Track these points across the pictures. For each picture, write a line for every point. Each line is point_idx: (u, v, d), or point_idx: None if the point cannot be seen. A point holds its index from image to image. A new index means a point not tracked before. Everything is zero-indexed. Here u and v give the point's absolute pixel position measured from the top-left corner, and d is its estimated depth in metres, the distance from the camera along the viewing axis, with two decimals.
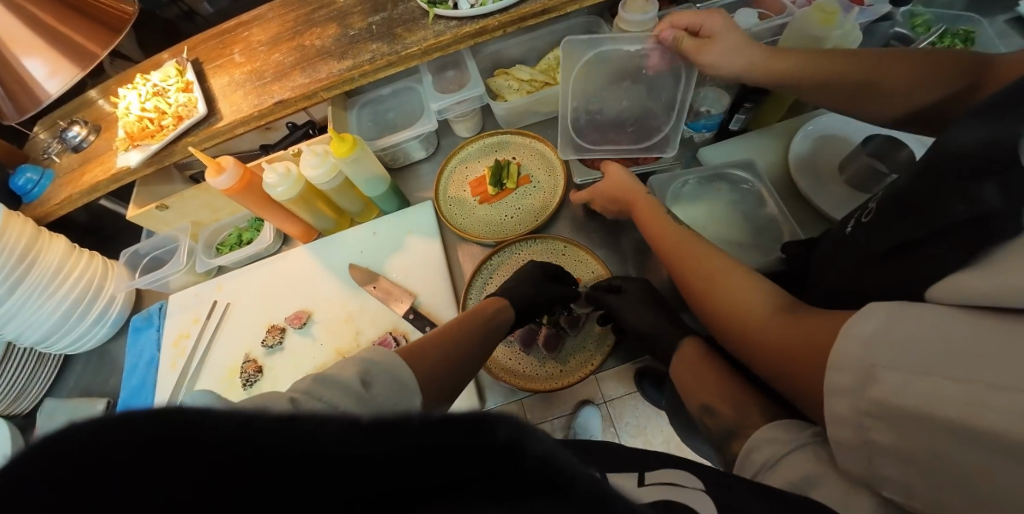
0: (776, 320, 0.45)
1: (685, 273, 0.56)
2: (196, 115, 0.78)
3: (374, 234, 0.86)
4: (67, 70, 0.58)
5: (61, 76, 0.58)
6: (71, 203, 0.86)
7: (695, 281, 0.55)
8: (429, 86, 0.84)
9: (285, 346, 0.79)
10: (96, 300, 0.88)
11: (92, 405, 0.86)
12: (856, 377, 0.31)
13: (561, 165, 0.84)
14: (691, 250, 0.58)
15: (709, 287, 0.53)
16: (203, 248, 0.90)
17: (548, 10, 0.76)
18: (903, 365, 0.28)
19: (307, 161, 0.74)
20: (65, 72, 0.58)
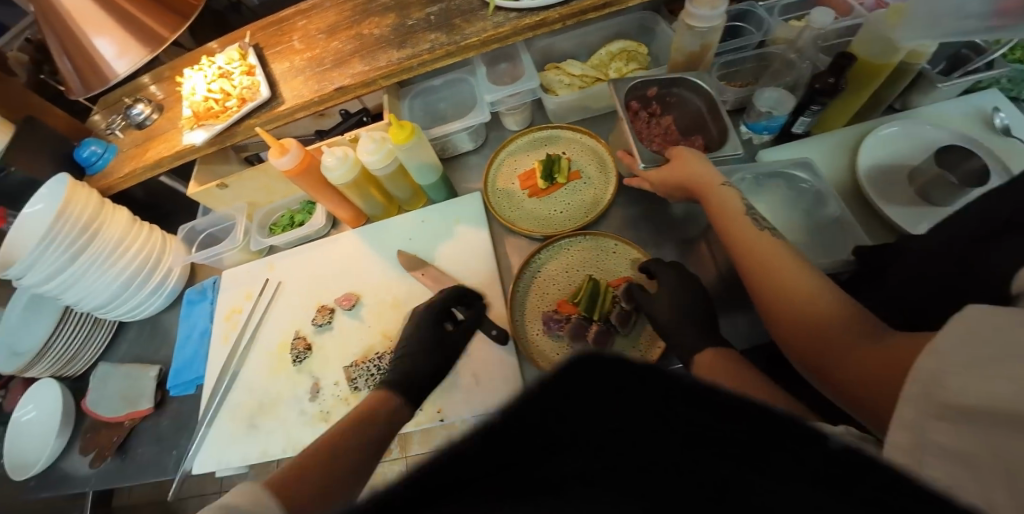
0: (862, 334, 0.42)
1: (755, 272, 0.54)
2: (258, 98, 0.80)
3: (422, 222, 0.87)
4: (133, 51, 0.60)
5: (128, 56, 0.60)
6: (134, 177, 0.90)
7: (766, 288, 0.52)
8: (483, 77, 0.84)
9: (334, 326, 0.81)
10: (154, 272, 0.91)
11: (145, 372, 0.89)
12: (923, 389, 0.27)
13: (612, 162, 0.84)
14: (758, 248, 0.55)
15: (783, 290, 0.50)
16: (257, 228, 0.93)
17: (610, 4, 0.75)
18: (976, 367, 0.25)
19: (364, 146, 0.75)
20: (132, 52, 0.60)
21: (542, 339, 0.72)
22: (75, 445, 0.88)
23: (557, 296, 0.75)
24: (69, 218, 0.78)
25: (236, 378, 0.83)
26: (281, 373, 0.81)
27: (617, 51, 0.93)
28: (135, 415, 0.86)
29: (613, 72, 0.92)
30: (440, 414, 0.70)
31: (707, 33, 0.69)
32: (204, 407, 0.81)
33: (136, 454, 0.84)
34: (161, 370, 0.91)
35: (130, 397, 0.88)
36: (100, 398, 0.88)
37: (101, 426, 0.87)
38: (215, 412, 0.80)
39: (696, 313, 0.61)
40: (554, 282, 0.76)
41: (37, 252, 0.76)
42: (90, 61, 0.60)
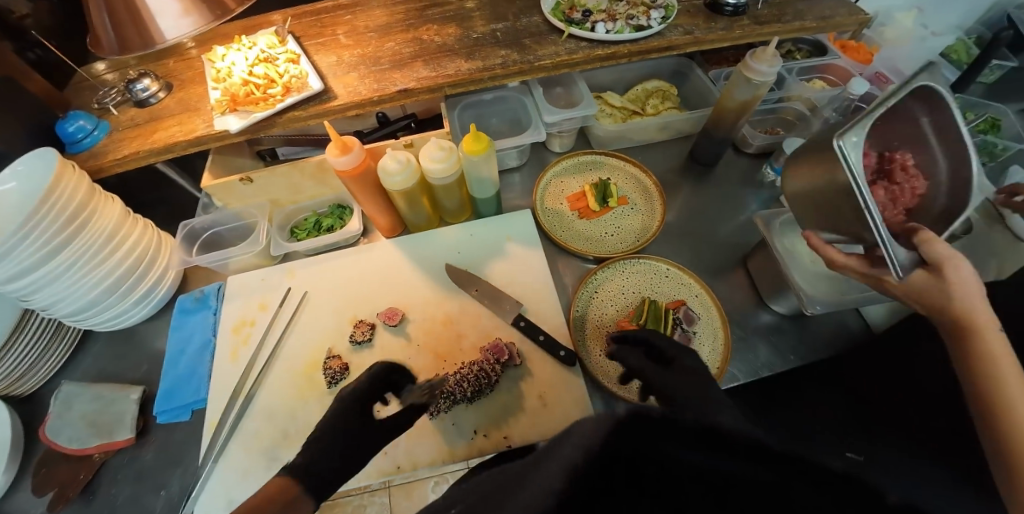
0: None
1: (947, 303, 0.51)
2: (310, 90, 0.73)
3: (470, 236, 0.84)
4: (199, 16, 0.51)
5: (191, 18, 0.51)
6: (134, 161, 0.77)
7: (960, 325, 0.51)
8: (542, 98, 0.86)
9: (374, 343, 0.75)
10: (145, 276, 0.78)
11: (126, 394, 0.75)
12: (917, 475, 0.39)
13: (658, 191, 0.88)
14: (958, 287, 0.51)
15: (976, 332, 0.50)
16: (276, 230, 0.83)
17: (671, 47, 0.82)
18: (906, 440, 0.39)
19: (430, 153, 0.72)
20: (196, 16, 0.51)
21: (603, 361, 0.72)
22: (22, 485, 0.70)
23: (616, 317, 0.75)
24: (58, 205, 0.63)
25: (251, 402, 0.72)
26: (310, 395, 0.72)
27: (653, 89, 1.01)
28: (109, 447, 0.71)
29: (650, 108, 0.97)
30: (506, 439, 0.67)
31: (762, 86, 0.77)
32: (208, 436, 0.70)
33: (110, 494, 0.69)
34: (145, 393, 0.77)
35: (104, 425, 0.72)
36: (62, 425, 0.71)
37: (58, 460, 0.71)
38: (225, 444, 0.69)
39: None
40: (614, 304, 0.76)
41: (11, 241, 0.60)
42: (135, 20, 0.50)
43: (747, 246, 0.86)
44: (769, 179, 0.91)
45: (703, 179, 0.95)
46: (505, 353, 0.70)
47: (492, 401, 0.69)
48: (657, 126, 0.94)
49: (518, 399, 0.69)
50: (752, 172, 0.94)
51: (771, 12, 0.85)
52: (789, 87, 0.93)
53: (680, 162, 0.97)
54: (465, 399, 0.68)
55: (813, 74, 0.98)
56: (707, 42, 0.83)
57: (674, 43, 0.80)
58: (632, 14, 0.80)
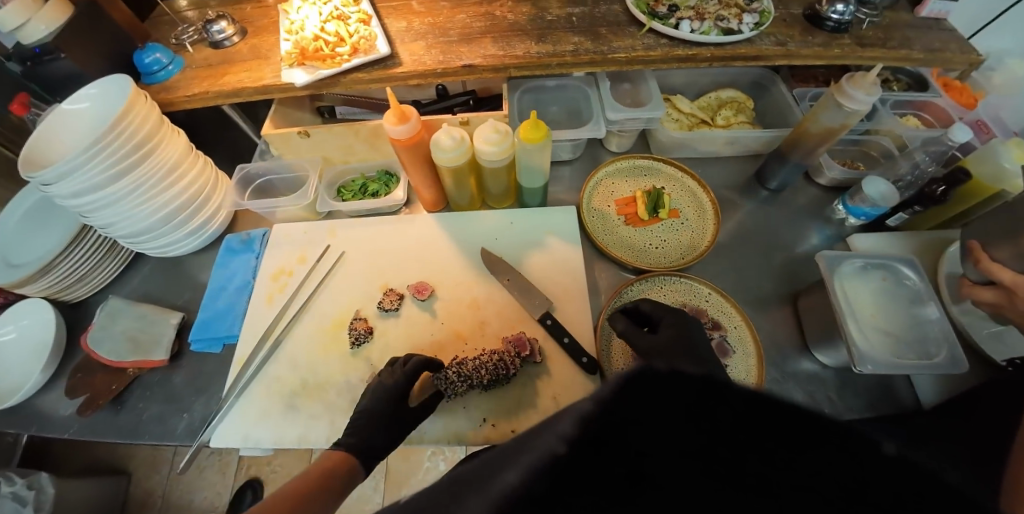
0: None
1: None
2: (376, 54, 0.73)
3: (510, 224, 0.82)
4: None
5: None
6: (202, 100, 0.80)
7: None
8: (608, 93, 0.82)
9: (400, 313, 0.75)
10: (196, 211, 0.82)
11: (166, 318, 0.82)
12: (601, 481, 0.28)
13: (713, 208, 0.83)
14: None
15: None
16: (325, 187, 0.85)
17: (759, 57, 0.75)
18: None
19: (486, 135, 0.70)
20: None
21: (624, 374, 0.69)
22: (58, 385, 0.78)
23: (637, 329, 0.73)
24: (125, 135, 0.67)
25: (278, 347, 0.75)
26: (332, 353, 0.74)
27: (727, 99, 0.94)
28: (144, 365, 0.78)
29: (720, 119, 0.92)
30: (514, 433, 0.66)
31: (853, 114, 0.70)
32: (235, 372, 0.75)
33: (138, 409, 0.76)
34: (183, 318, 0.84)
35: (142, 343, 0.79)
36: (103, 336, 0.77)
37: (97, 368, 0.78)
38: (249, 382, 0.73)
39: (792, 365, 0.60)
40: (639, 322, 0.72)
41: (79, 160, 0.64)
42: None
43: (805, 284, 0.80)
44: (840, 216, 0.84)
45: (765, 204, 0.88)
46: (526, 348, 0.69)
47: (505, 393, 0.68)
48: (726, 140, 0.88)
49: (533, 397, 0.68)
50: (822, 205, 0.87)
51: (876, 34, 0.79)
52: (881, 119, 0.85)
53: (742, 182, 0.91)
54: (481, 387, 0.67)
55: (907, 110, 0.91)
56: (798, 56, 0.76)
57: (763, 52, 0.74)
58: (722, 15, 0.74)
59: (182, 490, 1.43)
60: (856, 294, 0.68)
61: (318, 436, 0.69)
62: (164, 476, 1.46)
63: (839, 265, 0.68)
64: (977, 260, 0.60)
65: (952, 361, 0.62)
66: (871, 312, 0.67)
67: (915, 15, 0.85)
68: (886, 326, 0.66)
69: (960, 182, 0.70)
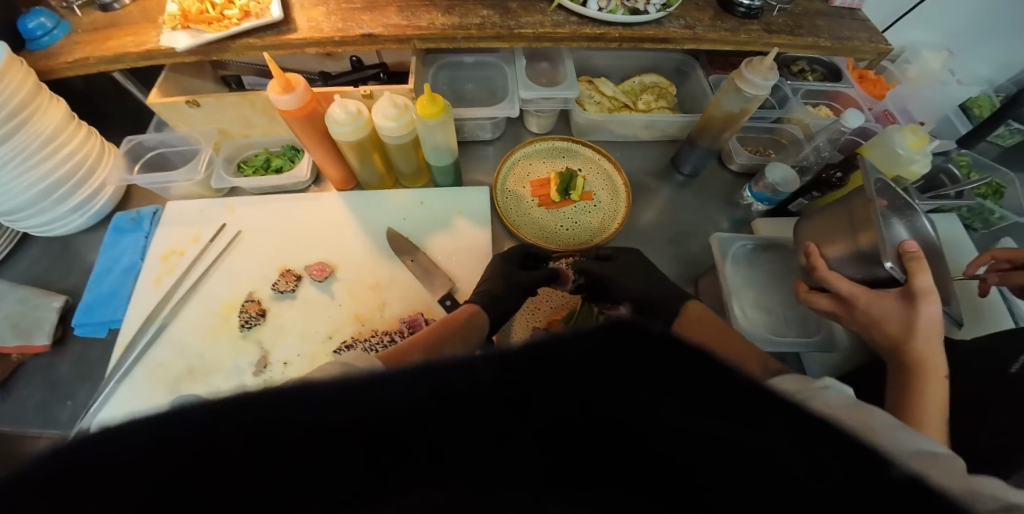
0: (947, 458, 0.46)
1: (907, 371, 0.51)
2: (268, 18, 0.68)
3: (420, 204, 0.80)
4: None
5: None
6: (86, 66, 0.73)
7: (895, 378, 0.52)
8: (522, 71, 0.80)
9: (297, 295, 0.72)
10: (80, 186, 0.76)
11: (47, 301, 0.74)
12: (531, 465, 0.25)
13: (626, 191, 0.83)
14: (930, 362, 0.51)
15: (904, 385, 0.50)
16: (223, 162, 0.80)
17: (668, 39, 0.75)
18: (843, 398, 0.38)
19: (384, 109, 0.67)
20: None
21: None
22: None
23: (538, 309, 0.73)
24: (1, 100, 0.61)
25: (164, 330, 0.71)
26: (222, 336, 0.70)
27: (650, 83, 0.94)
28: (28, 351, 0.71)
29: (642, 103, 0.91)
30: None
31: (751, 100, 0.71)
32: (116, 356, 0.69)
33: (20, 398, 0.69)
34: (68, 302, 0.77)
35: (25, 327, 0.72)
36: None
37: None
38: (130, 368, 0.68)
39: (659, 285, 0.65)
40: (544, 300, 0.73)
41: None
42: None
43: (707, 266, 0.82)
44: (747, 201, 0.85)
45: (681, 189, 0.89)
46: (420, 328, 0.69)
47: None
48: (644, 123, 0.88)
49: None
50: (732, 191, 0.89)
51: (786, 21, 0.79)
52: (792, 108, 0.88)
53: (661, 167, 0.91)
54: None
55: (820, 100, 0.92)
56: (706, 41, 0.76)
57: (671, 35, 0.74)
58: None
59: None
60: (747, 281, 0.70)
61: None
62: None
63: (731, 247, 0.71)
64: (814, 266, 0.59)
65: (828, 341, 0.64)
66: (757, 294, 0.69)
67: (828, 5, 0.84)
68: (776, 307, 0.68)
69: (853, 168, 0.72)
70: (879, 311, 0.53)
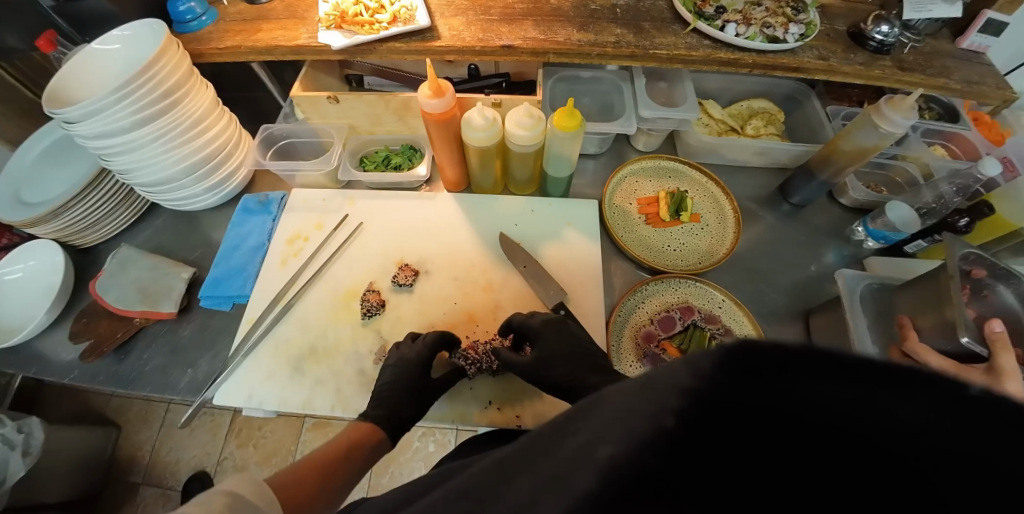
0: None
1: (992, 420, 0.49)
2: (416, 26, 0.72)
3: (531, 211, 0.82)
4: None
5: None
6: (234, 54, 0.79)
7: None
8: (643, 89, 0.81)
9: (414, 290, 0.75)
10: (217, 168, 0.81)
11: (176, 272, 0.80)
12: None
13: (734, 216, 0.83)
14: None
15: None
16: (348, 156, 0.84)
17: (800, 69, 0.74)
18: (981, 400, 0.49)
19: (518, 118, 0.70)
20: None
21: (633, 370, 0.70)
22: (63, 326, 0.77)
23: (639, 336, 0.72)
24: (155, 78, 0.66)
25: (289, 310, 0.74)
26: (343, 321, 0.73)
27: (759, 109, 0.94)
28: (152, 315, 0.76)
29: (750, 128, 0.91)
30: (517, 417, 0.66)
31: (888, 137, 0.70)
32: (243, 332, 0.73)
33: (143, 359, 0.75)
34: (194, 275, 0.82)
35: (151, 293, 0.78)
36: (111, 285, 0.77)
37: (109, 313, 0.77)
38: (256, 343, 0.72)
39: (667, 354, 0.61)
40: (655, 319, 0.73)
41: (109, 101, 0.63)
42: None
43: (818, 301, 0.80)
44: (859, 237, 0.83)
45: (786, 218, 0.88)
46: None
47: (513, 379, 0.68)
48: (754, 150, 0.87)
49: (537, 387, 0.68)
50: (840, 225, 0.87)
51: (918, 59, 0.78)
52: (909, 145, 0.84)
53: (766, 194, 0.90)
54: (489, 371, 0.67)
55: (935, 140, 0.88)
56: (839, 73, 0.75)
57: (805, 65, 0.73)
58: (769, 22, 0.72)
59: (171, 445, 1.43)
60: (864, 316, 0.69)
61: (322, 401, 0.68)
62: (154, 432, 1.45)
63: (858, 285, 0.69)
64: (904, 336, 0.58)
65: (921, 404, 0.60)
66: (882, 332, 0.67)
67: (955, 46, 0.81)
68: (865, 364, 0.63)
69: (981, 215, 0.73)
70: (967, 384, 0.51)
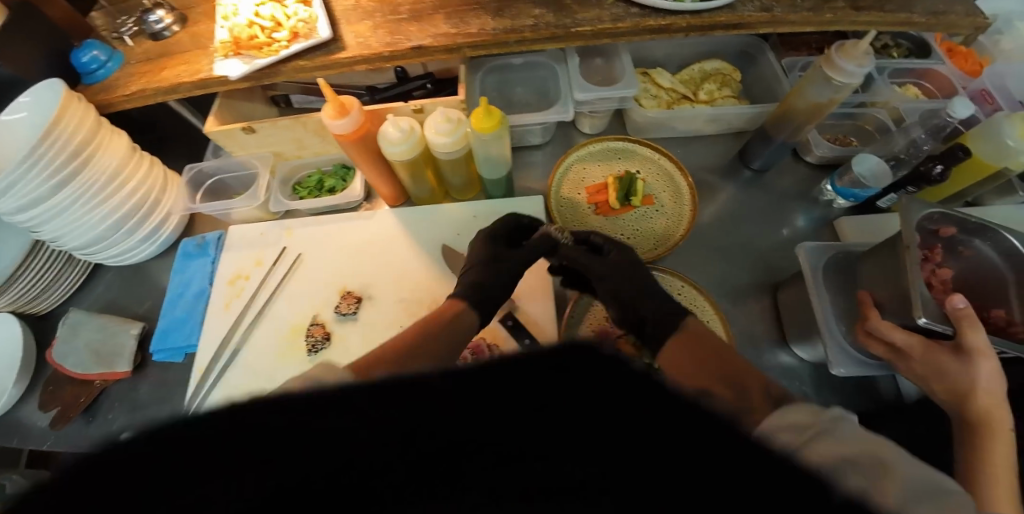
0: None
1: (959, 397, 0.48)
2: (317, 39, 0.67)
3: (473, 217, 0.78)
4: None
5: None
6: (144, 98, 0.75)
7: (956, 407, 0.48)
8: (577, 70, 0.75)
9: (359, 317, 0.72)
10: (147, 217, 0.78)
11: (126, 328, 0.79)
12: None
13: (690, 192, 0.77)
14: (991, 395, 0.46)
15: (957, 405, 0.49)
16: (279, 184, 0.81)
17: (742, 25, 0.67)
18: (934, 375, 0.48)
19: (436, 125, 0.65)
20: None
21: None
22: (30, 399, 0.77)
23: (594, 336, 0.69)
24: (59, 142, 0.62)
25: (238, 354, 0.73)
26: (292, 359, 0.71)
27: (711, 70, 0.86)
28: (109, 377, 0.75)
29: (702, 93, 0.84)
30: None
31: (841, 89, 0.63)
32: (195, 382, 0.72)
33: (107, 420, 0.74)
34: (145, 328, 0.81)
35: (105, 354, 0.76)
36: (66, 349, 0.74)
37: (66, 380, 0.76)
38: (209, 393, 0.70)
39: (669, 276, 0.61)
40: (610, 316, 0.69)
41: (15, 176, 0.60)
42: None
43: (787, 273, 0.74)
44: (827, 197, 0.77)
45: (748, 186, 0.82)
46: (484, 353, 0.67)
47: None
48: (708, 118, 0.81)
49: None
50: (806, 186, 0.80)
51: None
52: (877, 91, 0.77)
53: (725, 162, 0.84)
54: None
55: (906, 78, 0.80)
56: (787, 23, 0.68)
57: (746, 19, 0.66)
58: None
59: None
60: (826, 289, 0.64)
61: None
62: None
63: (820, 256, 0.63)
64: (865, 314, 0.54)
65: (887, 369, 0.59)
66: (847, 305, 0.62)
67: None
68: (831, 340, 0.59)
69: (957, 159, 0.62)
70: (933, 365, 0.48)
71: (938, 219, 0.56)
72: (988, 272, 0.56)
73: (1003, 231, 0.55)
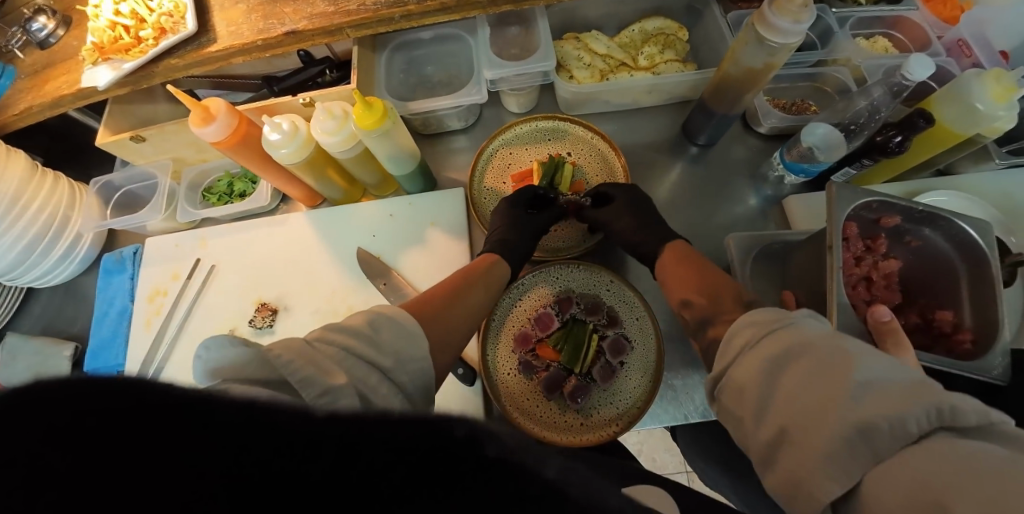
0: None
1: None
2: (184, 32, 0.60)
3: (390, 216, 0.73)
4: None
5: None
6: (32, 115, 0.69)
7: None
8: (486, 42, 0.67)
9: (277, 329, 0.69)
10: (59, 237, 0.75)
11: (59, 349, 0.77)
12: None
13: (623, 174, 0.70)
14: None
15: None
16: (186, 191, 0.76)
17: None
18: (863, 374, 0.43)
19: (320, 123, 0.59)
20: None
21: (509, 377, 0.63)
22: None
23: (515, 339, 0.64)
24: None
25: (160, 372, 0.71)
26: None
27: (652, 31, 0.76)
28: None
29: (642, 58, 0.74)
30: None
31: (777, 51, 0.54)
32: None
33: None
34: (78, 348, 0.79)
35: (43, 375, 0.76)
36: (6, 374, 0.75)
37: None
38: None
39: (649, 228, 0.61)
40: (532, 318, 0.65)
41: None
42: None
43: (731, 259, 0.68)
44: (775, 173, 0.68)
45: (693, 163, 0.74)
46: None
47: None
48: (645, 88, 0.71)
49: None
50: (758, 160, 0.72)
51: None
52: (837, 46, 0.68)
53: (669, 136, 0.75)
54: None
55: (875, 29, 0.71)
56: None
57: None
58: None
59: None
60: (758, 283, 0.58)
61: None
62: None
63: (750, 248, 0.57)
64: None
65: None
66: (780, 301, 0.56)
67: None
68: None
69: (917, 129, 0.54)
70: None
71: (877, 209, 0.47)
72: (935, 260, 0.50)
73: (953, 219, 0.47)
